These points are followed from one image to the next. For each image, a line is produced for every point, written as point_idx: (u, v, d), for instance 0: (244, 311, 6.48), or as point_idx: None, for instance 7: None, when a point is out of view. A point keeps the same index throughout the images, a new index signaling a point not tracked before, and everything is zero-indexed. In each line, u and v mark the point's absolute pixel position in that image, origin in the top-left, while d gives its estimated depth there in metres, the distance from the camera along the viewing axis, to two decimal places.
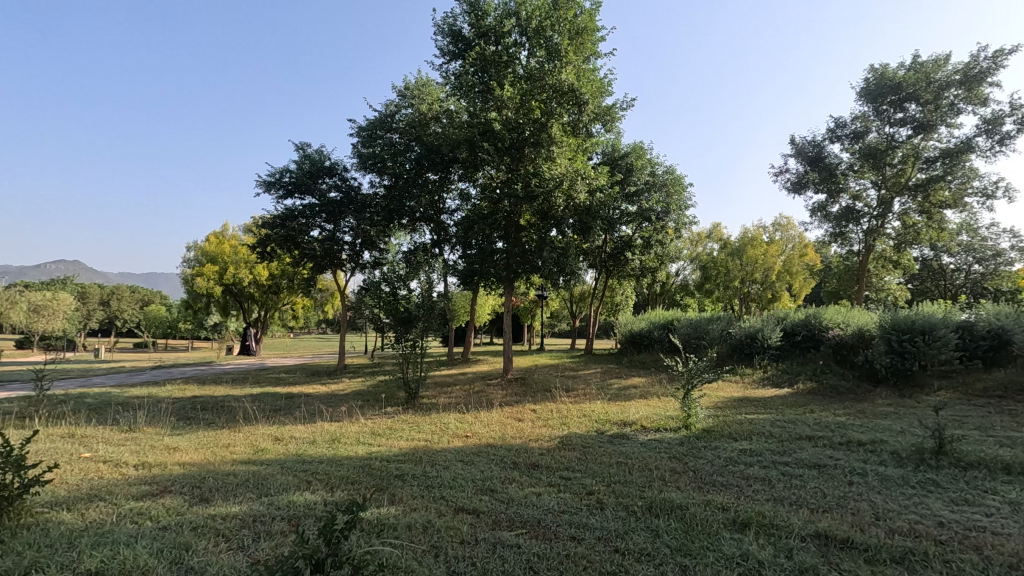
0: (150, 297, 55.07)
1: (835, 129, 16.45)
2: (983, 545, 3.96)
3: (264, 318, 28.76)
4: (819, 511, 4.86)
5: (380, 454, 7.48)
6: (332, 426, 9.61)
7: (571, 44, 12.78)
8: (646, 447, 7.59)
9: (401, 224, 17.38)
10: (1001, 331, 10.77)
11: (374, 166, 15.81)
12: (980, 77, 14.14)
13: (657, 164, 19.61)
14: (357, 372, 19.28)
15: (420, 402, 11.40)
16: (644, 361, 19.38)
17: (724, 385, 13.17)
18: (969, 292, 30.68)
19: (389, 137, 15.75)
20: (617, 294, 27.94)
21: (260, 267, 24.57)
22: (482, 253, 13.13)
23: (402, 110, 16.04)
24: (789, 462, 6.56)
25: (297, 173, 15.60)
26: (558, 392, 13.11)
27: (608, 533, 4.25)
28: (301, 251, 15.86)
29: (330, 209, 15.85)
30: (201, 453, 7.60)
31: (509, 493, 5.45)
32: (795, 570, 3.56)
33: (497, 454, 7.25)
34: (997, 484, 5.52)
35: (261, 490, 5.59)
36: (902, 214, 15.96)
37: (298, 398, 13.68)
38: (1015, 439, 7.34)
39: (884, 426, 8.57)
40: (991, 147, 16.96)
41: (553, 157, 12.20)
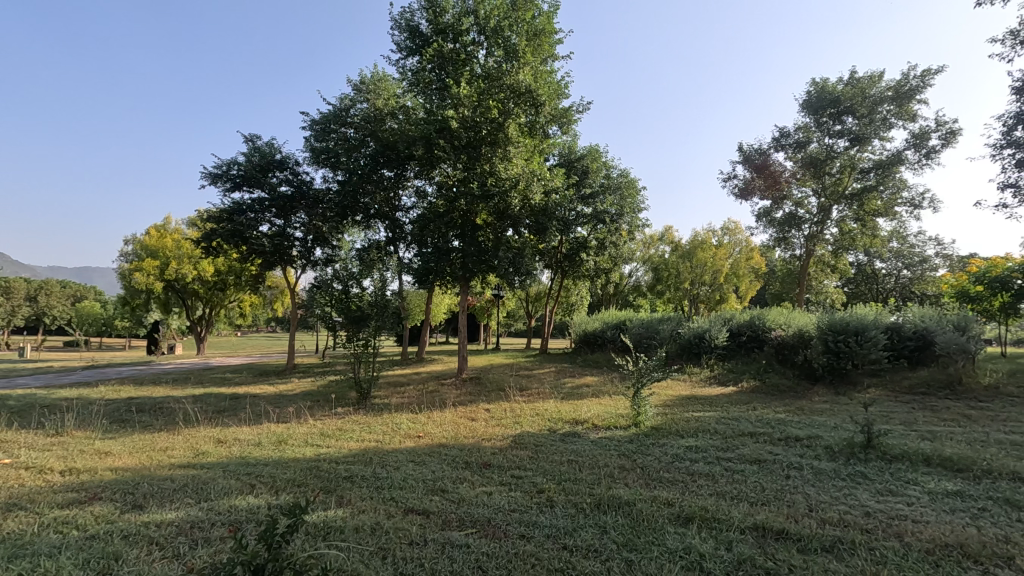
0: (84, 293, 52.31)
1: (779, 138, 17.19)
2: (904, 533, 4.23)
3: (208, 316, 27.55)
4: (757, 504, 5.08)
5: (330, 455, 7.33)
6: (279, 427, 9.34)
7: (528, 45, 12.79)
8: (596, 445, 7.73)
9: (355, 220, 17.01)
10: (926, 332, 11.75)
11: (326, 161, 15.43)
12: (910, 93, 15.12)
13: (611, 167, 20.04)
14: (306, 372, 18.76)
15: (371, 402, 11.19)
16: (597, 361, 19.74)
17: (673, 384, 13.53)
18: (898, 295, 32.81)
19: (344, 132, 15.31)
20: (572, 295, 28.41)
21: (205, 263, 23.59)
22: (438, 252, 13.06)
23: (357, 104, 15.62)
24: (732, 458, 6.83)
25: (246, 165, 14.97)
26: (512, 392, 13.14)
27: (558, 531, 4.31)
28: (249, 247, 15.22)
29: (280, 204, 15.41)
30: (136, 457, 7.24)
31: (460, 493, 5.45)
32: (733, 561, 3.71)
33: (449, 454, 7.21)
34: (919, 475, 5.93)
35: (201, 495, 5.38)
36: (840, 220, 16.88)
37: (243, 399, 13.22)
38: (935, 433, 7.90)
39: (820, 422, 9.04)
40: (919, 160, 18.18)
41: (510, 157, 12.23)
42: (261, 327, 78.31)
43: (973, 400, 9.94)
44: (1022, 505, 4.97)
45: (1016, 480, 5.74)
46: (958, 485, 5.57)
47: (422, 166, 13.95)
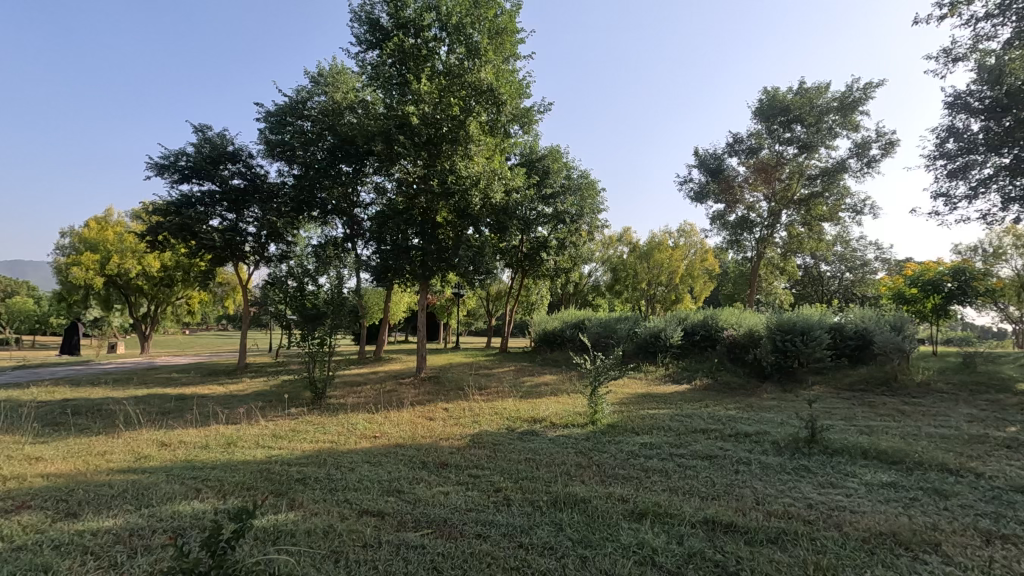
0: (15, 289, 48.89)
1: (733, 144, 17.65)
2: (844, 523, 4.33)
3: (153, 314, 26.12)
4: (708, 499, 5.12)
5: (281, 456, 7.00)
6: (228, 429, 8.89)
7: (491, 42, 12.71)
8: (554, 443, 7.69)
9: (312, 216, 16.48)
10: (865, 332, 12.30)
11: (282, 155, 14.90)
12: (853, 105, 15.84)
13: (572, 168, 20.12)
14: (257, 372, 18.00)
15: (326, 402, 10.79)
16: (556, 359, 19.82)
17: (629, 382, 13.71)
18: (841, 297, 34.41)
19: (299, 125, 15.05)
20: (532, 294, 28.50)
21: (150, 257, 22.26)
22: (397, 250, 12.60)
23: (314, 97, 15.40)
24: (684, 454, 6.90)
25: (195, 156, 14.23)
26: (470, 391, 12.94)
27: (514, 529, 4.21)
28: (197, 242, 14.43)
29: (232, 197, 14.64)
30: (70, 462, 6.73)
31: (416, 493, 5.28)
32: (683, 555, 3.70)
33: (406, 454, 7.02)
34: (857, 467, 6.14)
35: (140, 501, 5.00)
36: (789, 225, 17.43)
37: (190, 399, 12.58)
38: (872, 428, 8.24)
39: (768, 418, 9.29)
40: (862, 168, 19.00)
41: (470, 155, 12.09)
42: (212, 325, 75.20)
43: (907, 397, 10.43)
44: (949, 494, 5.19)
45: (945, 471, 6.01)
46: (892, 476, 5.79)
47: (381, 161, 13.37)
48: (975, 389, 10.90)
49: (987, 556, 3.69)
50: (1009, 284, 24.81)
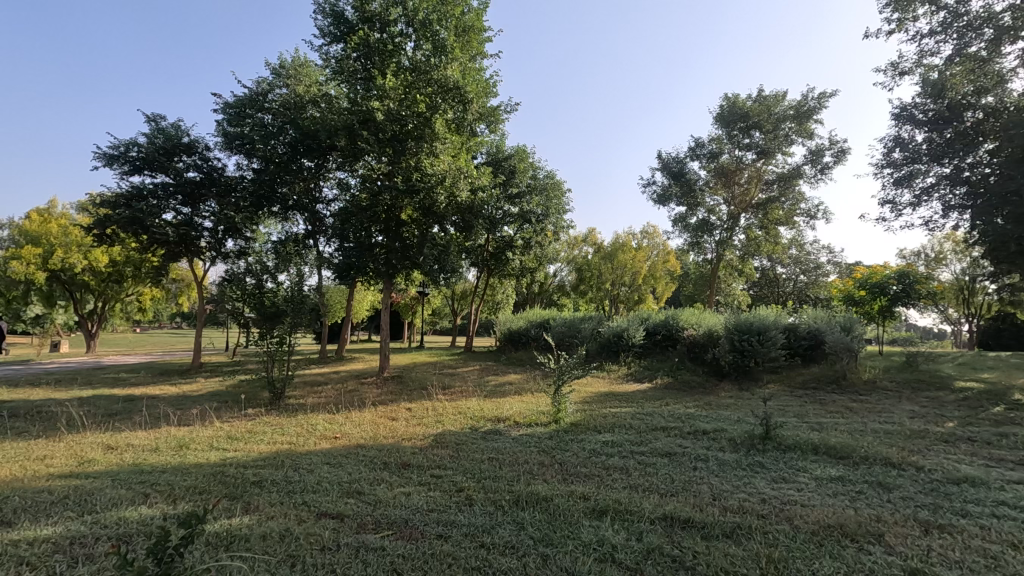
0: None
1: (695, 148, 17.98)
2: (795, 516, 4.41)
3: (100, 312, 24.80)
4: (666, 495, 5.15)
5: (236, 459, 6.70)
6: (180, 431, 8.48)
7: (457, 40, 12.55)
8: (517, 442, 7.63)
9: (272, 212, 15.94)
10: (817, 333, 12.86)
11: (241, 148, 14.39)
12: (808, 114, 16.41)
13: (538, 168, 20.11)
14: (212, 372, 17.28)
15: (286, 402, 10.42)
16: (520, 359, 19.79)
17: (592, 381, 13.78)
18: (795, 298, 35.68)
19: (260, 117, 14.52)
20: (498, 293, 28.43)
21: (97, 251, 21.00)
22: (361, 247, 12.30)
23: (276, 89, 14.98)
24: (645, 452, 6.94)
25: (147, 148, 13.54)
26: (433, 391, 12.74)
27: (475, 529, 4.11)
28: (149, 237, 13.74)
29: (187, 190, 14.06)
30: (4, 468, 6.27)
31: (376, 494, 5.12)
32: (642, 551, 3.68)
33: (367, 454, 6.83)
34: (808, 463, 6.30)
35: (83, 508, 4.68)
36: (747, 228, 17.88)
37: (140, 400, 11.97)
38: (822, 424, 8.49)
39: (725, 416, 9.46)
40: (815, 174, 19.67)
41: (436, 153, 11.86)
42: (164, 322, 72.20)
43: (855, 394, 10.82)
44: (891, 487, 5.38)
45: (888, 465, 6.23)
46: (840, 470, 5.96)
47: (344, 157, 12.93)
48: (917, 386, 11.40)
49: (926, 545, 3.81)
50: (948, 287, 26.22)
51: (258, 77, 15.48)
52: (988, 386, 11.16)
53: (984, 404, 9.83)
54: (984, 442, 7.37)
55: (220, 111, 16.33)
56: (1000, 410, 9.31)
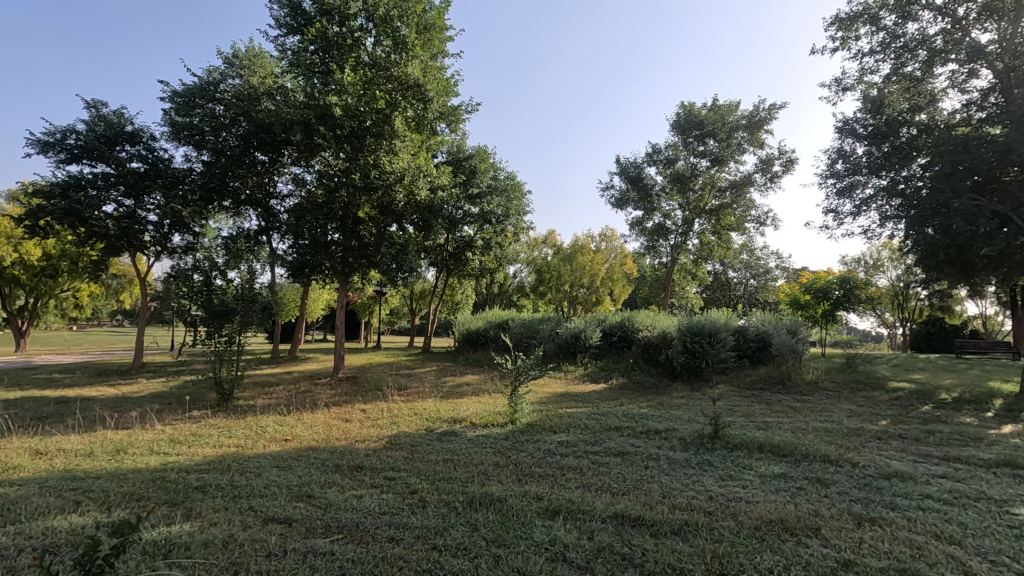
0: None
1: (652, 154, 18.44)
2: (739, 513, 4.56)
3: (31, 308, 23.22)
4: (618, 494, 5.25)
5: (178, 463, 6.39)
6: (117, 435, 8.03)
7: (419, 37, 12.40)
8: (473, 443, 7.61)
9: (222, 206, 15.37)
10: (765, 335, 13.52)
11: (190, 138, 13.74)
12: (759, 124, 17.13)
13: (499, 169, 20.12)
14: (155, 372, 16.53)
15: (234, 403, 10.06)
16: (478, 359, 19.78)
17: (549, 381, 13.91)
18: (745, 301, 37.04)
19: (210, 107, 13.90)
20: (457, 293, 28.35)
21: (29, 245, 19.60)
22: (316, 244, 12.06)
23: (227, 79, 14.67)
24: (599, 451, 7.05)
25: (86, 134, 12.67)
26: (389, 391, 12.59)
27: (428, 531, 4.07)
28: (87, 229, 12.89)
29: (130, 181, 13.24)
30: None
31: (327, 497, 4.99)
32: (593, 550, 3.72)
33: (318, 457, 6.64)
34: (753, 460, 6.53)
35: (5, 518, 4.37)
36: (701, 233, 18.45)
37: (75, 402, 11.31)
38: (768, 423, 8.82)
39: (677, 416, 9.69)
40: (765, 182, 20.44)
41: (395, 151, 11.56)
42: (103, 319, 68.31)
43: (799, 395, 11.32)
44: (829, 483, 5.64)
45: (827, 462, 6.53)
46: (782, 467, 6.21)
47: (301, 152, 12.59)
48: (855, 386, 12.03)
49: (859, 538, 4.00)
50: (885, 292, 27.75)
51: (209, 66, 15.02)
52: (918, 386, 11.87)
53: (914, 403, 10.44)
54: (914, 439, 7.82)
55: (167, 101, 15.66)
56: (929, 409, 9.93)
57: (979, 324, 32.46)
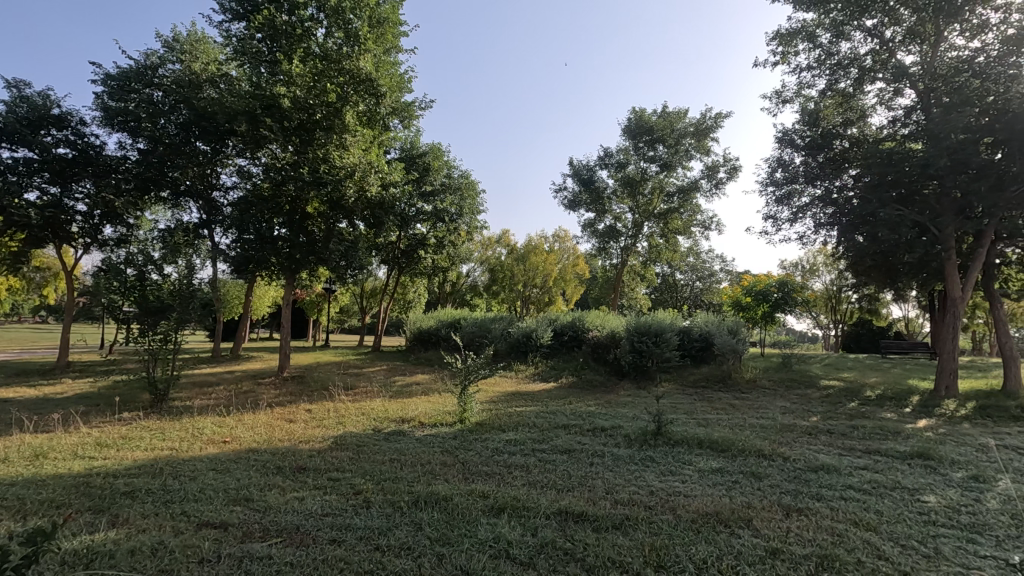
0: None
1: (604, 157, 18.96)
2: (677, 507, 4.69)
3: None
4: (562, 491, 5.37)
5: (106, 468, 6.06)
6: (36, 439, 7.60)
7: (371, 31, 11.98)
8: (421, 442, 7.62)
9: (160, 197, 14.55)
10: (708, 335, 14.28)
11: (123, 125, 13.06)
12: (706, 131, 18.03)
13: (453, 167, 20.14)
14: (81, 372, 15.65)
15: (169, 404, 9.68)
16: (429, 358, 19.74)
17: (500, 380, 14.04)
18: (691, 302, 38.49)
19: (148, 93, 13.33)
20: (409, 291, 28.15)
21: None
22: (261, 239, 11.45)
23: (167, 64, 13.98)
24: (546, 450, 7.25)
25: (5, 116, 11.75)
26: (336, 391, 12.40)
27: (371, 531, 3.88)
28: (6, 218, 11.69)
29: (56, 168, 12.38)
30: None
31: (266, 500, 4.70)
32: (536, 546, 3.67)
33: (259, 458, 6.38)
34: (693, 456, 6.88)
35: None
36: (650, 236, 19.12)
37: None
38: (708, 420, 9.32)
39: (622, 413, 10.07)
40: (711, 187, 21.39)
41: (346, 145, 11.25)
42: (23, 314, 63.37)
43: (737, 393, 11.93)
44: (761, 476, 6.00)
45: (760, 456, 6.95)
46: (719, 462, 6.56)
47: (245, 143, 12.04)
48: (790, 384, 12.85)
49: (786, 527, 4.19)
50: (820, 295, 29.48)
51: (147, 50, 14.36)
52: (845, 385, 12.74)
53: (841, 400, 11.23)
54: (840, 433, 8.47)
55: (98, 83, 14.85)
56: (854, 405, 10.72)
57: (903, 326, 35.00)
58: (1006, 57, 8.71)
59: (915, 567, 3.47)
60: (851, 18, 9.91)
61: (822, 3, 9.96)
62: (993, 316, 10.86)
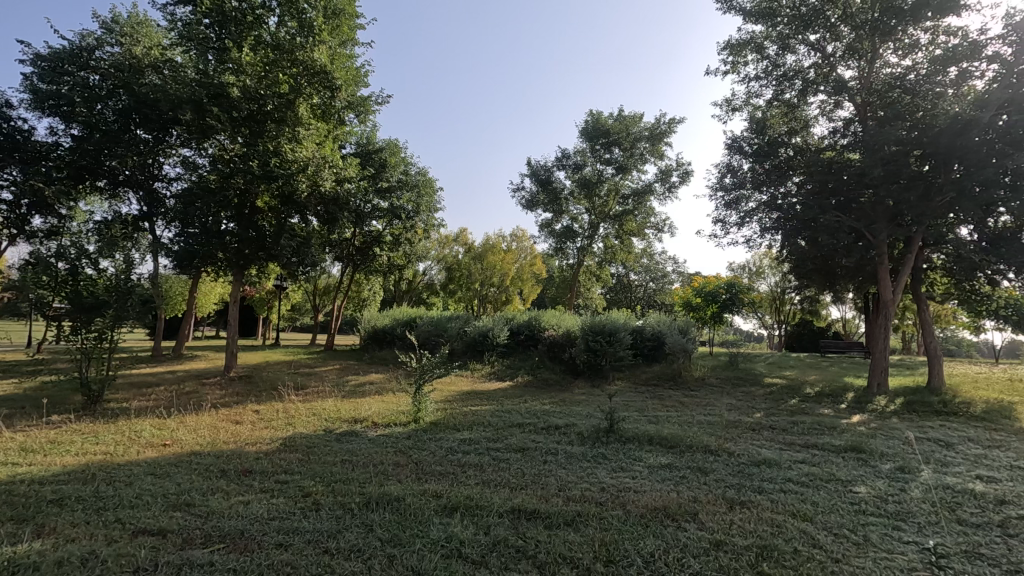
0: None
1: (562, 158, 19.19)
2: (627, 502, 4.83)
3: None
4: (516, 489, 5.44)
5: (32, 474, 5.70)
6: None
7: (326, 23, 11.59)
8: (374, 443, 7.54)
9: (95, 186, 13.71)
10: (660, 335, 14.69)
11: (55, 110, 12.26)
12: (660, 136, 18.53)
13: (410, 163, 19.91)
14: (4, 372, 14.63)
15: (104, 406, 9.19)
16: (384, 357, 19.46)
17: (456, 379, 14.00)
18: (644, 302, 39.39)
19: (83, 76, 12.48)
20: (364, 289, 27.65)
21: None
22: (207, 233, 10.93)
23: (105, 46, 13.21)
24: (500, 448, 7.31)
25: None
26: (285, 391, 12.07)
27: (320, 535, 3.80)
28: None
29: None
30: None
31: (209, 505, 4.52)
32: (489, 544, 3.69)
33: (202, 461, 6.15)
34: (644, 452, 7.08)
35: None
36: (606, 237, 19.47)
37: None
38: (658, 417, 9.60)
39: (576, 412, 10.23)
40: (665, 191, 21.96)
41: (299, 139, 10.94)
42: None
43: (687, 391, 12.34)
44: (707, 471, 6.25)
45: (707, 451, 7.22)
46: (668, 458, 6.78)
47: (190, 133, 11.51)
48: (736, 382, 13.39)
49: (730, 520, 4.38)
50: (765, 297, 30.74)
51: (83, 31, 13.55)
52: (786, 383, 13.35)
53: (783, 397, 11.79)
54: (781, 429, 8.90)
55: (27, 64, 13.91)
56: (795, 402, 11.28)
57: (840, 327, 36.93)
58: (934, 76, 9.06)
59: (845, 554, 3.71)
60: (796, 32, 10.35)
61: (770, 16, 10.43)
62: (918, 317, 11.63)
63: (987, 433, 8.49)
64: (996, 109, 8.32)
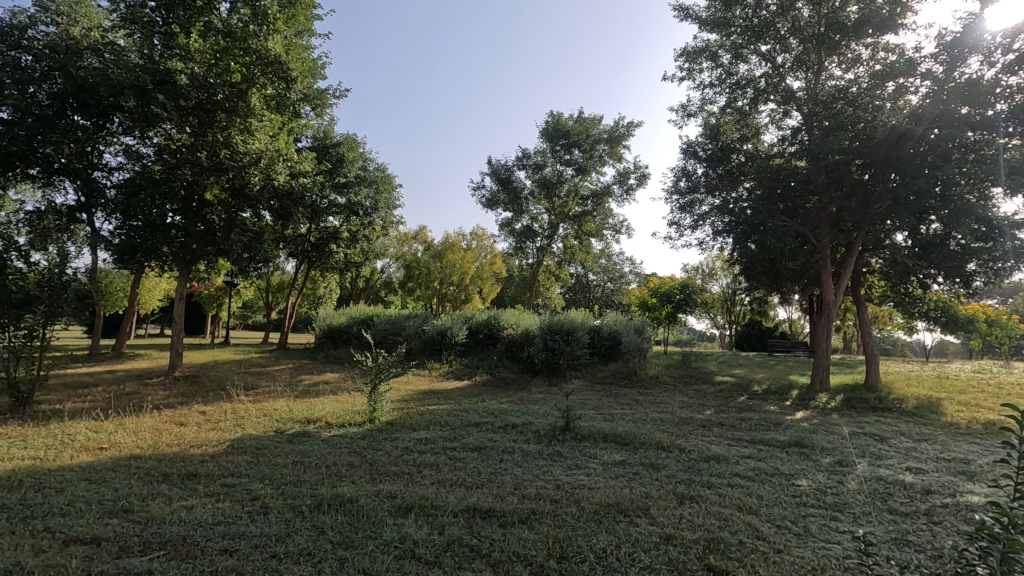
0: None
1: (522, 158, 19.20)
2: (581, 498, 4.85)
3: None
4: (472, 488, 5.38)
5: None
6: None
7: (282, 12, 11.20)
8: (327, 443, 7.32)
9: (26, 174, 12.79)
10: (616, 334, 14.90)
11: None
12: (619, 138, 18.78)
13: (369, 159, 19.50)
14: None
15: (33, 408, 8.60)
16: (339, 356, 18.98)
17: (413, 378, 13.81)
18: (602, 302, 39.91)
19: (14, 56, 11.60)
20: (320, 286, 26.93)
21: None
22: (150, 225, 10.33)
23: (38, 25, 12.30)
24: (457, 447, 7.22)
25: None
26: (234, 391, 11.59)
27: (268, 539, 3.62)
28: None
29: None
30: None
31: (148, 511, 4.25)
32: (443, 544, 3.60)
33: (142, 465, 5.81)
34: (598, 450, 7.14)
35: None
36: (565, 237, 19.61)
37: None
38: (613, 415, 9.71)
39: (534, 410, 10.24)
40: (623, 193, 22.30)
41: (252, 129, 10.36)
42: None
43: (642, 389, 12.57)
44: (659, 467, 6.35)
45: (659, 448, 7.35)
46: (622, 455, 6.86)
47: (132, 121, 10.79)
48: (689, 380, 13.71)
49: (680, 514, 4.45)
50: (718, 298, 31.67)
51: (15, 8, 12.64)
52: (736, 381, 13.77)
53: (732, 395, 12.17)
54: (730, 425, 9.16)
55: None
56: (743, 399, 11.66)
57: (787, 328, 38.40)
58: (874, 90, 9.24)
59: (787, 545, 3.81)
60: (749, 42, 10.62)
61: (724, 25, 10.64)
62: (858, 318, 12.18)
63: (917, 427, 8.99)
64: (928, 123, 8.80)
